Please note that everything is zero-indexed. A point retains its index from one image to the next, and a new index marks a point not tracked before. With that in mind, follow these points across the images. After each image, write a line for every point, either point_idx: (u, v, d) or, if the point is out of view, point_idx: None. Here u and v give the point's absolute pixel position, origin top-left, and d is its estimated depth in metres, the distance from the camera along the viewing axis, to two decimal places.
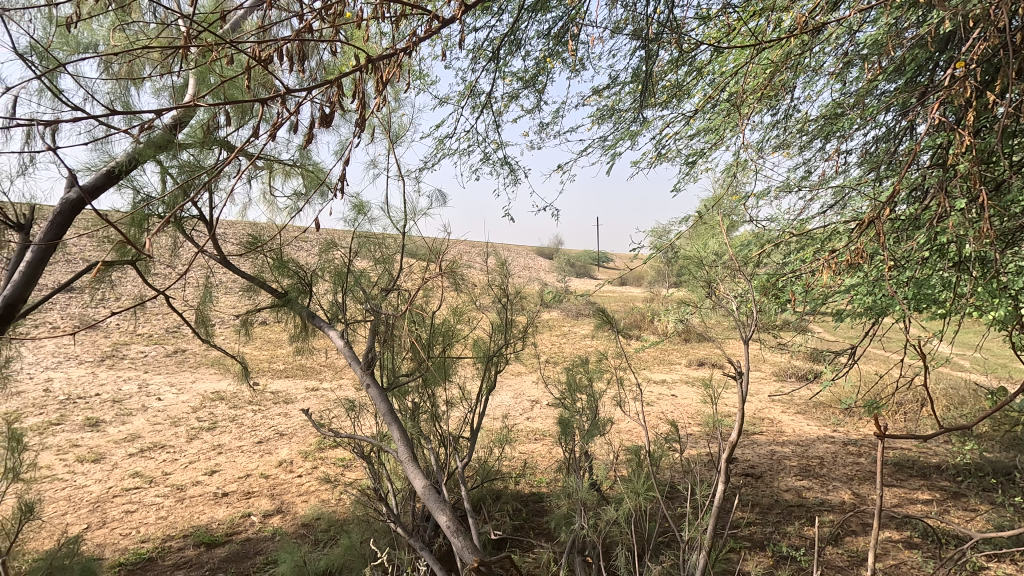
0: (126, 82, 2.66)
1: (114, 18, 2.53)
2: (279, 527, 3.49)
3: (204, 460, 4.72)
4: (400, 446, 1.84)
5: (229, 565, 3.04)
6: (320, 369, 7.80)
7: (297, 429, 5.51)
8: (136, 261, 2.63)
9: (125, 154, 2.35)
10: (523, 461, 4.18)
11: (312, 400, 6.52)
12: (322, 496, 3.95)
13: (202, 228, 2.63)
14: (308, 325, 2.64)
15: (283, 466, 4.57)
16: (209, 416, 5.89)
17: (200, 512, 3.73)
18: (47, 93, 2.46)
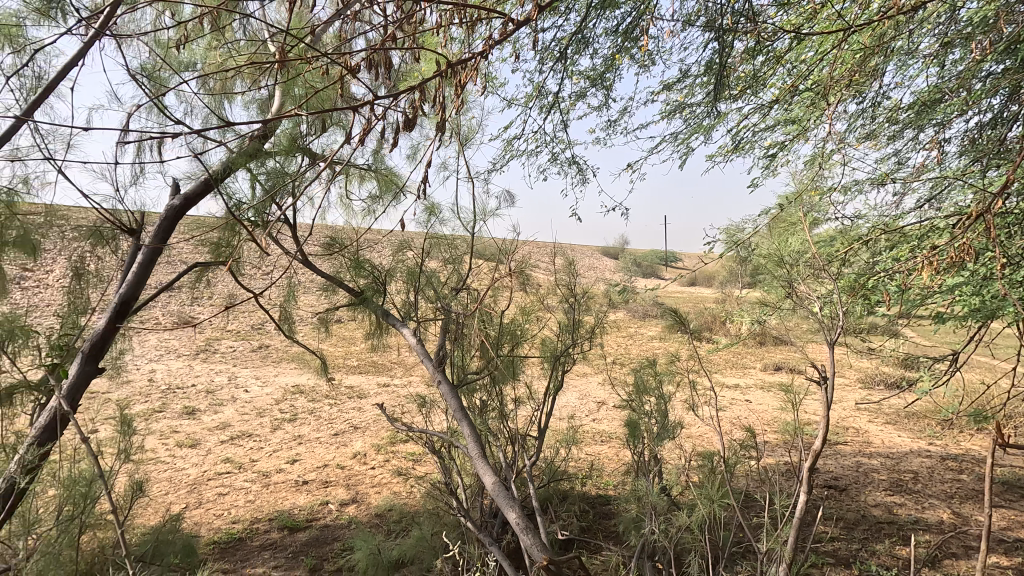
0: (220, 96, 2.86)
1: (210, 38, 2.73)
2: (355, 516, 3.65)
3: (286, 449, 5.03)
4: (470, 442, 1.85)
5: (310, 549, 3.22)
6: (391, 366, 8.09)
7: (370, 423, 5.74)
8: (229, 263, 2.84)
9: (219, 162, 2.52)
10: (589, 463, 4.15)
11: (384, 395, 6.78)
12: (394, 488, 4.10)
13: (287, 231, 2.80)
14: (383, 323, 2.75)
15: (358, 458, 4.78)
16: (291, 408, 6.26)
17: (284, 498, 3.97)
18: (154, 109, 2.70)
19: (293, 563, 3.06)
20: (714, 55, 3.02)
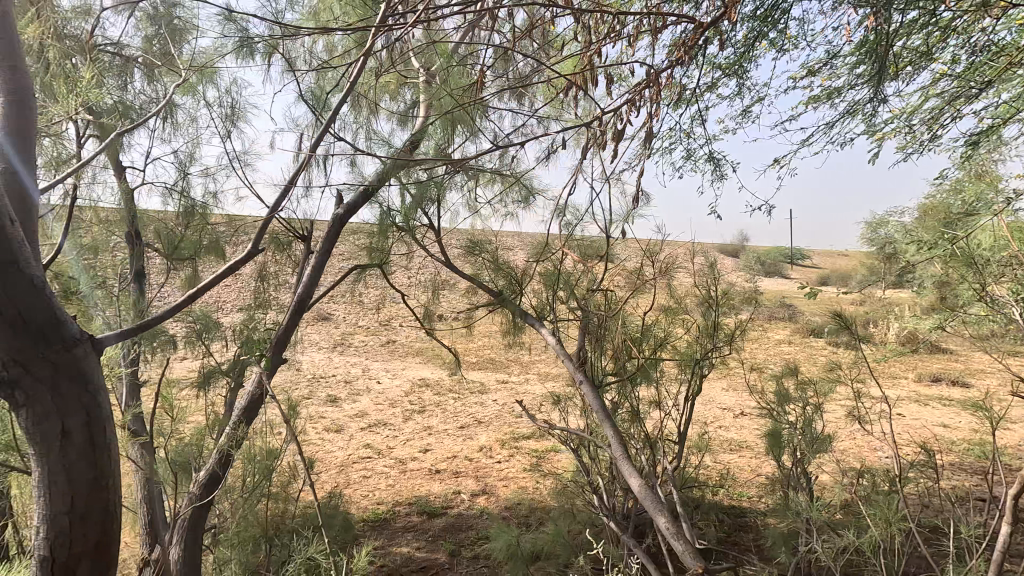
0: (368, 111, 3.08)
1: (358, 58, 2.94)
2: (486, 506, 3.82)
3: (418, 439, 5.37)
4: (614, 442, 1.80)
5: (448, 535, 3.42)
6: (509, 362, 8.31)
7: (493, 418, 5.94)
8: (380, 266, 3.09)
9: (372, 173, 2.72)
10: (721, 472, 3.97)
11: (503, 391, 6.99)
12: (521, 483, 4.22)
13: (430, 235, 2.96)
14: (520, 322, 2.84)
15: (484, 451, 4.98)
16: (419, 399, 6.67)
17: (420, 484, 4.25)
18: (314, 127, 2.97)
19: (434, 546, 3.27)
20: (870, 32, 2.75)
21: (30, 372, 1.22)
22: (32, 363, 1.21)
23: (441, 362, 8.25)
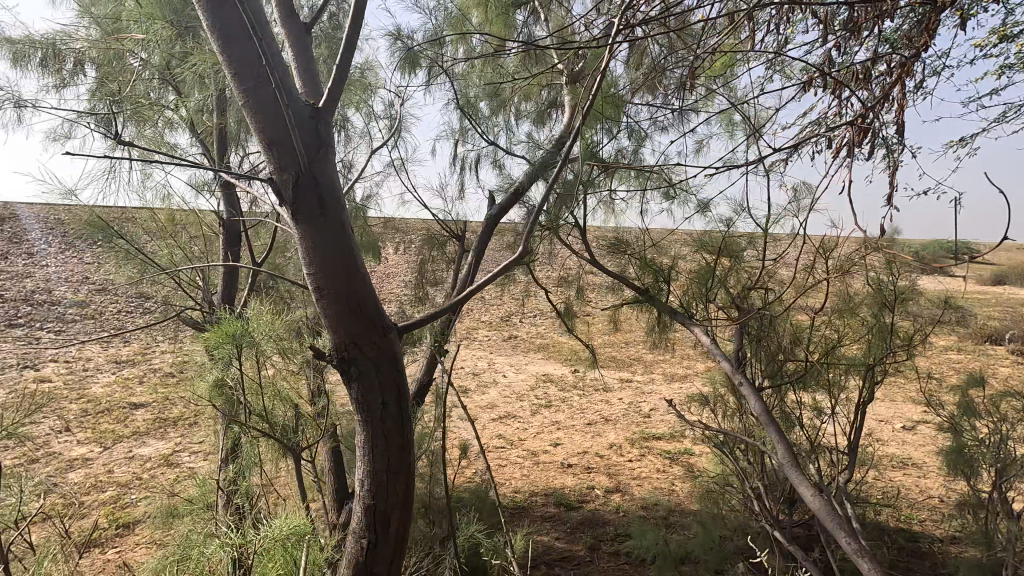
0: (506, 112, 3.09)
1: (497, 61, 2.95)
2: (622, 504, 3.81)
3: (547, 432, 5.46)
4: (777, 442, 1.32)
5: (586, 528, 3.47)
6: (632, 360, 8.15)
7: (620, 417, 5.88)
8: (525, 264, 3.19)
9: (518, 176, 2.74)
10: (886, 490, 3.60)
11: (628, 390, 6.87)
12: (656, 484, 4.16)
13: (574, 235, 2.96)
14: (667, 321, 2.80)
15: (615, 449, 4.96)
16: (545, 393, 6.78)
17: (554, 477, 4.34)
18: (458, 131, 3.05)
19: (573, 538, 3.34)
20: None
21: (370, 370, 1.24)
22: (370, 361, 1.24)
23: (563, 358, 8.30)
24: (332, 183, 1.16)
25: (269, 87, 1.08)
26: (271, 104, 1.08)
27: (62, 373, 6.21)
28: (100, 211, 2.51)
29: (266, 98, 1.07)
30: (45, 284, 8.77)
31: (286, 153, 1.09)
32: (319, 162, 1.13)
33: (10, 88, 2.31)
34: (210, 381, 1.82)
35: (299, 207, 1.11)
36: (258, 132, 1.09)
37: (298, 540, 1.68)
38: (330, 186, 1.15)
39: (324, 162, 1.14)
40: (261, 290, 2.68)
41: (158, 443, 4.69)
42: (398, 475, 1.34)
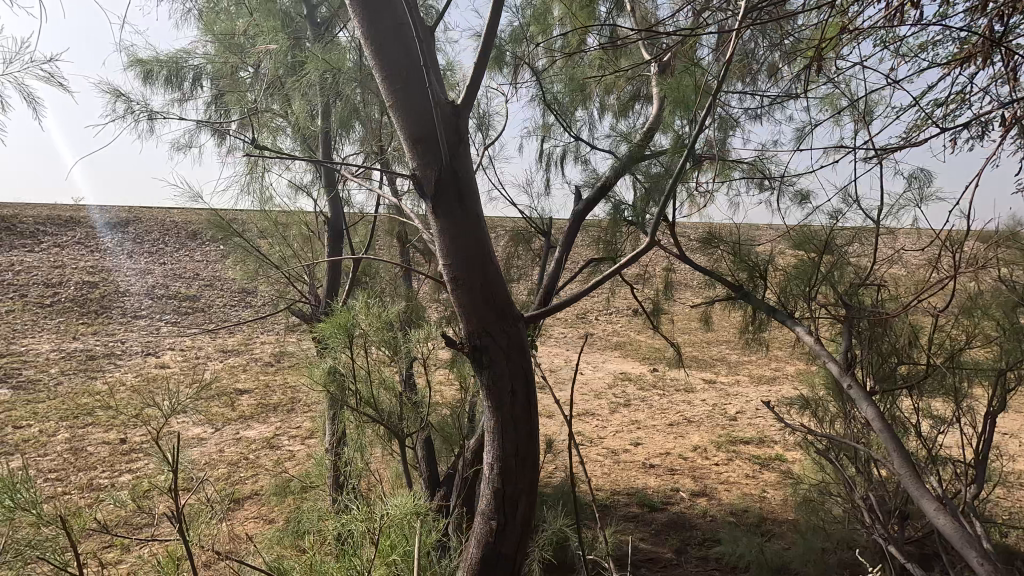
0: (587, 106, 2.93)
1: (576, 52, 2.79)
2: (709, 509, 3.68)
3: (627, 431, 5.35)
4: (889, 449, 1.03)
5: (672, 531, 3.39)
6: (715, 361, 7.83)
7: (704, 419, 5.67)
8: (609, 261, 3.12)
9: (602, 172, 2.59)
10: (1012, 511, 3.25)
11: (712, 391, 6.61)
12: (745, 489, 3.99)
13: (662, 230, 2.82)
14: (763, 319, 2.68)
15: (699, 452, 4.80)
16: (624, 391, 6.65)
17: (636, 477, 4.26)
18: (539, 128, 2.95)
19: (659, 539, 3.28)
20: None
21: (502, 366, 1.14)
22: (502, 355, 1.13)
23: (642, 357, 8.11)
24: (471, 174, 1.08)
25: (415, 80, 1.03)
26: (416, 96, 1.03)
27: (178, 360, 6.86)
28: (220, 212, 2.74)
29: (414, 91, 1.02)
30: (163, 280, 9.71)
31: (430, 149, 1.04)
32: (461, 153, 1.06)
33: (145, 103, 2.57)
34: (323, 368, 1.97)
35: (438, 198, 1.04)
36: (403, 126, 1.05)
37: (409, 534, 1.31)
38: (469, 177, 1.08)
39: (466, 152, 1.07)
40: (358, 285, 2.84)
41: (261, 427, 5.07)
42: (526, 481, 1.21)
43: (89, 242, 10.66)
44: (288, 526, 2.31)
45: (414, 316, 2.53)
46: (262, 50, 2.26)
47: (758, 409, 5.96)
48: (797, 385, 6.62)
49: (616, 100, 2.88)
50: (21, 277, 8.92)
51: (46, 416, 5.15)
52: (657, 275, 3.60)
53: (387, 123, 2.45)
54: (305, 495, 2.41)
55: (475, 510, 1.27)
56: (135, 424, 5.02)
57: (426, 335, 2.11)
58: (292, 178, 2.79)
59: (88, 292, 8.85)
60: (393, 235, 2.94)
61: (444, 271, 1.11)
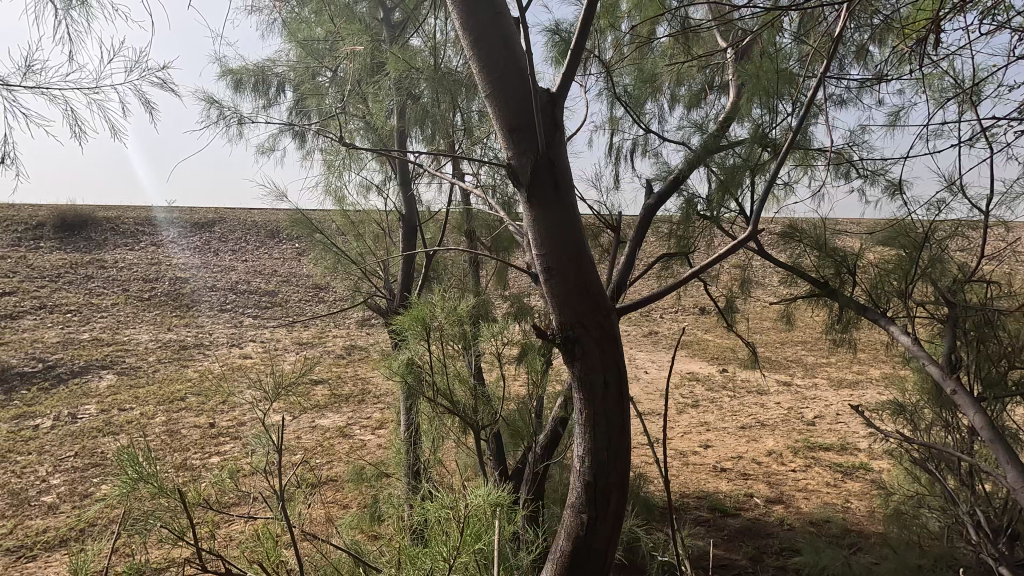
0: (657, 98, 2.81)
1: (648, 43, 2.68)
2: (787, 517, 3.50)
3: (696, 433, 5.18)
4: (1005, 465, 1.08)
5: (746, 538, 3.26)
6: (790, 362, 7.44)
7: (779, 423, 5.40)
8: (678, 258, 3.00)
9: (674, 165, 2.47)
10: None
11: (787, 394, 6.29)
12: (826, 499, 3.77)
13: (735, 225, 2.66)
14: (851, 318, 2.51)
15: (774, 457, 4.58)
16: (691, 391, 6.44)
17: (707, 480, 4.11)
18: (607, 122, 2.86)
19: (732, 546, 3.16)
20: None
21: (596, 361, 1.09)
22: (596, 348, 1.08)
23: (710, 356, 7.83)
24: (566, 162, 1.05)
25: (512, 67, 1.01)
26: (513, 83, 1.01)
27: (259, 351, 7.29)
28: (301, 211, 2.88)
29: (511, 78, 1.01)
30: (244, 276, 10.34)
31: (525, 136, 1.01)
32: (556, 141, 1.03)
33: (236, 109, 2.73)
34: (400, 360, 2.03)
35: (533, 186, 1.01)
36: (497, 113, 1.03)
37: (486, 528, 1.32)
38: (564, 164, 1.04)
39: (560, 140, 1.04)
40: (429, 280, 2.91)
41: (334, 416, 5.31)
42: (619, 485, 1.15)
43: (180, 241, 11.51)
44: (365, 511, 2.41)
45: (485, 311, 2.56)
46: (342, 54, 2.35)
47: (839, 414, 5.61)
48: (883, 390, 6.18)
49: (688, 90, 2.74)
50: (122, 273, 9.76)
51: (146, 401, 5.61)
52: (731, 272, 3.46)
53: (459, 121, 2.49)
54: (380, 483, 2.50)
55: (564, 513, 1.21)
56: (222, 410, 5.38)
57: (499, 330, 2.13)
58: (365, 178, 2.88)
59: (179, 287, 9.56)
60: (462, 231, 2.99)
61: (536, 260, 1.07)
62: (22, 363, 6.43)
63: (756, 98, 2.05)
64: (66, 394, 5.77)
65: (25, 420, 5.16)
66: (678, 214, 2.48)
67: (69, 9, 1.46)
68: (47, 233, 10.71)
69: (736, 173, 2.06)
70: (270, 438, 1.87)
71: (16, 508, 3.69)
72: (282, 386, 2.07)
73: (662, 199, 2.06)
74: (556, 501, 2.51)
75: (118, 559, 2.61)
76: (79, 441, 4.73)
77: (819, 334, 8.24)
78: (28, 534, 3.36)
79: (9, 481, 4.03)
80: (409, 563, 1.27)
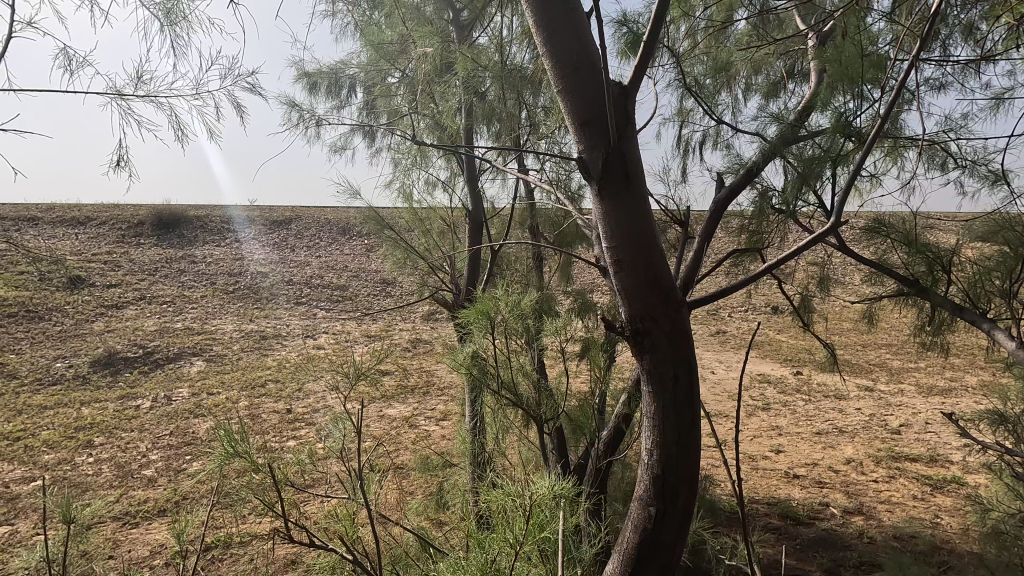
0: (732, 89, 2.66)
1: (722, 29, 2.55)
2: (867, 530, 3.30)
3: (767, 436, 4.95)
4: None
5: (821, 549, 3.10)
6: (873, 366, 6.95)
7: (860, 430, 5.07)
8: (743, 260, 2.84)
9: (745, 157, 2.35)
10: None
11: (869, 400, 5.89)
12: (912, 513, 3.51)
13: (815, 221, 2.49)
14: (945, 319, 2.32)
15: (853, 465, 4.31)
16: (762, 393, 6.15)
17: (778, 486, 3.93)
18: (677, 115, 2.77)
19: (806, 556, 3.02)
20: None
21: (666, 355, 1.07)
22: (666, 341, 1.07)
23: (783, 358, 7.45)
24: (638, 154, 1.04)
25: (585, 61, 1.01)
26: (585, 77, 1.01)
27: (331, 343, 7.65)
28: (373, 208, 3.01)
29: (584, 72, 1.01)
30: (318, 271, 10.87)
31: (597, 131, 1.01)
32: (629, 133, 1.02)
33: (314, 111, 2.88)
34: (465, 352, 2.08)
35: (605, 179, 1.00)
36: (570, 107, 1.03)
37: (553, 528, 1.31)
38: (636, 156, 1.03)
39: (632, 132, 1.04)
40: (494, 274, 2.96)
41: (401, 407, 5.48)
42: (689, 480, 1.13)
43: (260, 237, 12.24)
44: (430, 499, 2.48)
45: (548, 306, 2.57)
46: (412, 55, 2.42)
47: (929, 423, 5.20)
48: (980, 399, 5.66)
49: (764, 80, 2.60)
50: (210, 267, 10.52)
51: (230, 386, 6.04)
52: (809, 268, 3.27)
53: (524, 116, 2.51)
54: (445, 471, 2.56)
55: (632, 506, 1.21)
56: (298, 397, 5.70)
57: (562, 324, 2.13)
58: (432, 176, 2.96)
59: (260, 281, 10.19)
60: (526, 227, 3.01)
61: (606, 253, 1.06)
62: (125, 348, 7.09)
63: (839, 85, 1.93)
64: (162, 378, 6.30)
65: (128, 401, 5.69)
66: (751, 208, 2.37)
67: (172, 24, 1.60)
68: (146, 230, 11.69)
69: (815, 164, 1.95)
70: (344, 422, 1.96)
71: (121, 479, 4.09)
72: (355, 375, 2.17)
73: (733, 192, 1.98)
74: (619, 498, 2.49)
75: (208, 530, 2.83)
76: (174, 421, 5.15)
77: (907, 337, 7.64)
78: (132, 503, 3.71)
79: (116, 455, 4.46)
80: (478, 546, 1.32)
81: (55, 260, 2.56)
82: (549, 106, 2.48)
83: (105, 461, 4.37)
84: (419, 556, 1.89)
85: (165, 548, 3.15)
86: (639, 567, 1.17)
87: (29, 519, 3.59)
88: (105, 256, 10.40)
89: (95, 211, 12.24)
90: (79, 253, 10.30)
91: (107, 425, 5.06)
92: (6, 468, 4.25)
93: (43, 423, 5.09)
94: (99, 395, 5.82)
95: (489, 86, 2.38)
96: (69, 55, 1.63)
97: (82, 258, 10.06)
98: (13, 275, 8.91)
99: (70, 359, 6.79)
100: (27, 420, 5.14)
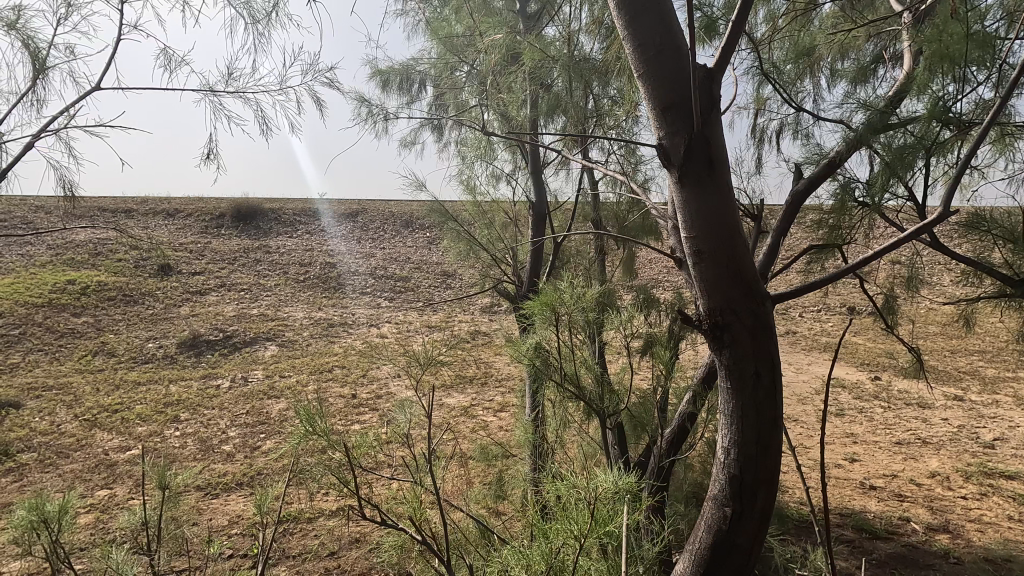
0: (813, 72, 2.50)
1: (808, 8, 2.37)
2: (954, 549, 3.06)
3: (841, 444, 4.68)
4: None
5: (899, 565, 2.91)
6: (963, 374, 6.40)
7: (946, 442, 4.69)
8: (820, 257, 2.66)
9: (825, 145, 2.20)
10: None
11: (957, 410, 5.44)
12: (1007, 534, 3.23)
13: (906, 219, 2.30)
14: None
15: (939, 480, 4.01)
16: (836, 398, 5.80)
17: (851, 497, 3.71)
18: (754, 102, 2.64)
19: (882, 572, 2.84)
20: None
21: (747, 350, 1.03)
22: (747, 337, 1.03)
23: (860, 362, 7.00)
24: (722, 142, 1.00)
25: (668, 44, 0.98)
26: (668, 60, 0.98)
27: (393, 331, 7.91)
28: (438, 201, 3.06)
29: (668, 56, 0.98)
30: (382, 262, 11.24)
31: (679, 115, 0.98)
32: (713, 119, 0.98)
33: (382, 107, 2.96)
34: (528, 344, 2.08)
35: (687, 165, 0.97)
36: (650, 91, 1.01)
37: (617, 526, 1.27)
38: (721, 143, 0.99)
39: (717, 118, 1.00)
40: (557, 267, 2.95)
41: (460, 396, 5.58)
42: (768, 481, 1.08)
43: (330, 229, 12.77)
44: (490, 487, 2.52)
45: (611, 300, 2.53)
46: (480, 49, 2.44)
47: None
48: None
49: (852, 64, 2.44)
50: (283, 257, 11.09)
51: (300, 370, 6.38)
52: (896, 267, 3.04)
53: (591, 106, 2.48)
54: (505, 461, 2.59)
55: (705, 504, 1.17)
56: (362, 383, 5.94)
57: (626, 318, 2.10)
58: (495, 170, 3.00)
59: (328, 271, 10.65)
60: (588, 220, 2.99)
61: (686, 244, 1.03)
62: (208, 331, 7.60)
63: (938, 68, 1.77)
64: (240, 360, 6.72)
65: (210, 380, 6.13)
66: (831, 202, 2.24)
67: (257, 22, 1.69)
68: (227, 224, 12.43)
69: (906, 154, 1.78)
70: (413, 407, 2.01)
71: (204, 452, 4.40)
72: (420, 362, 2.22)
73: (813, 183, 1.87)
74: (680, 498, 2.44)
75: (281, 504, 2.99)
76: (250, 401, 5.50)
77: (1004, 343, 6.99)
78: (213, 475, 3.98)
79: (199, 430, 4.80)
80: (542, 535, 1.32)
81: (152, 247, 2.77)
82: (617, 96, 2.43)
83: (189, 435, 4.71)
84: (480, 542, 1.93)
85: (242, 518, 3.38)
86: (713, 566, 1.14)
87: (125, 484, 3.94)
88: (191, 245, 11.18)
89: (183, 203, 13.16)
90: (169, 242, 11.12)
91: (192, 402, 5.46)
92: (106, 437, 4.67)
93: (137, 398, 5.56)
94: (185, 374, 6.29)
95: (556, 78, 2.37)
96: (169, 56, 1.78)
97: (171, 246, 10.85)
98: (113, 262, 9.75)
99: (160, 339, 7.37)
100: (124, 395, 5.62)
